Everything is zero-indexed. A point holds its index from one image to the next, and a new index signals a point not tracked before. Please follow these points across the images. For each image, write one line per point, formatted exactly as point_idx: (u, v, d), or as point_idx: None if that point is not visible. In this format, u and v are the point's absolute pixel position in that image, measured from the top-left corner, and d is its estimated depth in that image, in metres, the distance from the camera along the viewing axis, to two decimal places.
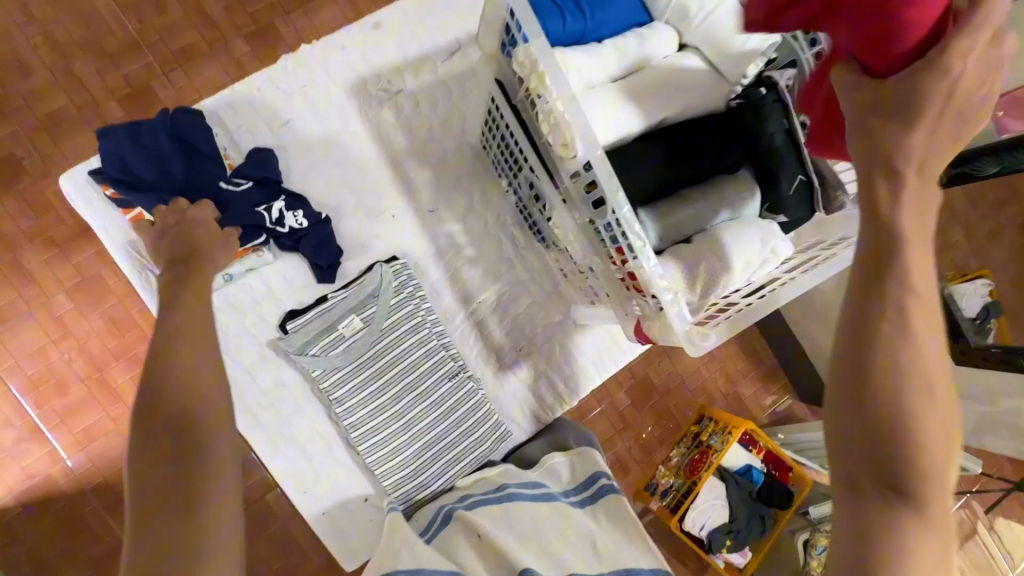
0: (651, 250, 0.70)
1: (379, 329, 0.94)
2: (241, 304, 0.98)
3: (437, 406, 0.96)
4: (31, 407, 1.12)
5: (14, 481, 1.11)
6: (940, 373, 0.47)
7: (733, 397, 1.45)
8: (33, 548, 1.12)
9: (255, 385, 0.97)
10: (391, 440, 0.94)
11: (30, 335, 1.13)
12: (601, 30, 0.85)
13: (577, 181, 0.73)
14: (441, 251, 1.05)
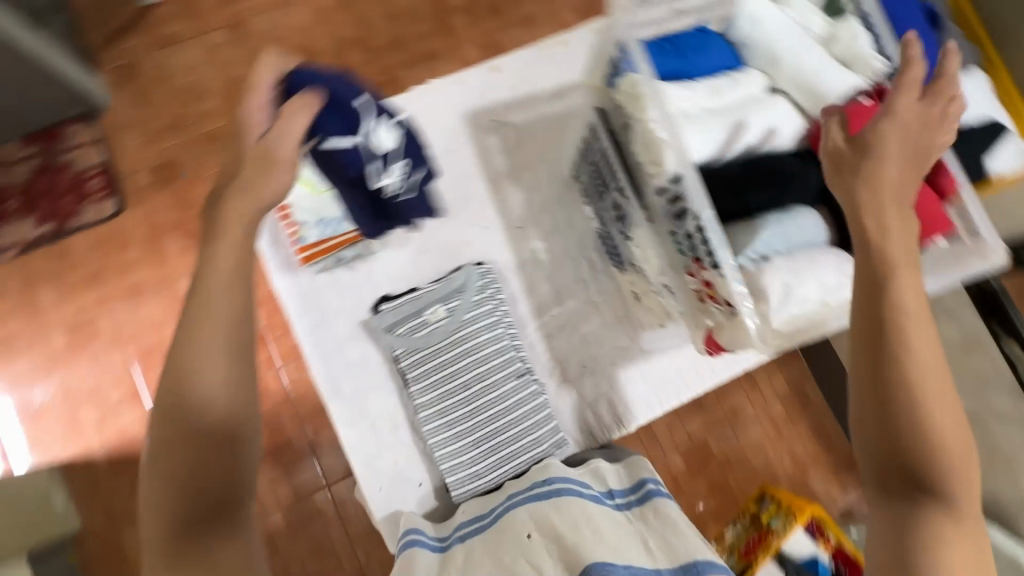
0: (731, 256, 0.76)
1: (461, 320, 1.01)
2: (344, 285, 1.09)
3: (501, 402, 1.00)
4: (140, 371, 1.27)
5: (111, 436, 1.24)
6: (942, 400, 0.62)
7: (800, 481, 1.34)
8: (110, 500, 1.22)
9: (343, 356, 1.05)
10: (456, 426, 1.00)
11: (154, 309, 1.30)
12: (695, 71, 0.91)
13: (662, 196, 0.83)
14: (523, 264, 1.12)
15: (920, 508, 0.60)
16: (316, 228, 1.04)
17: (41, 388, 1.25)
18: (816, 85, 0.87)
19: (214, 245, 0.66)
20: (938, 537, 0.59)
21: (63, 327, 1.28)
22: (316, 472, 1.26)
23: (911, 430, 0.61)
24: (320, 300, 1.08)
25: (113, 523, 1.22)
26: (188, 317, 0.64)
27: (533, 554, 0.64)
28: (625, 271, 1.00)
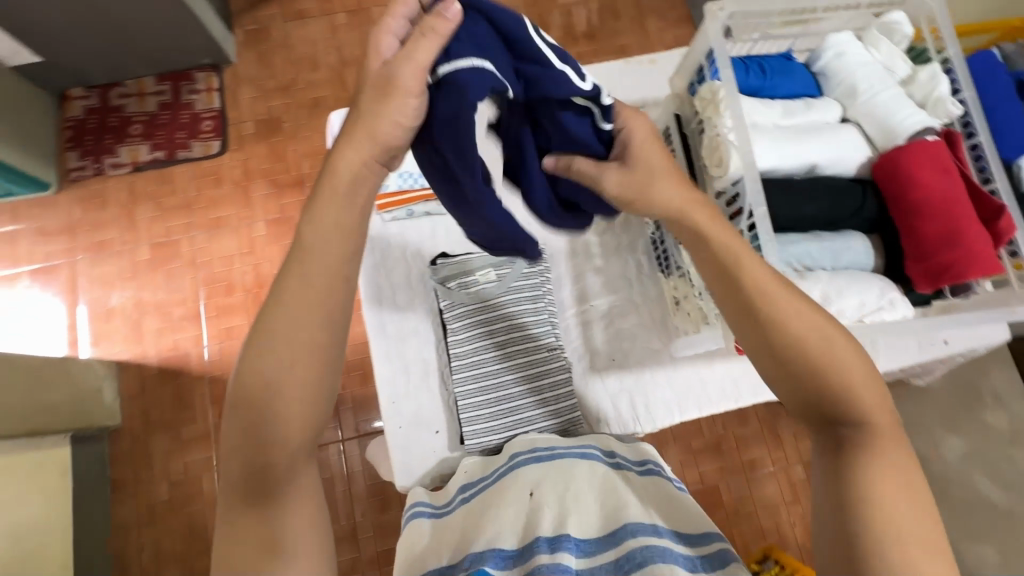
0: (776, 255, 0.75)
1: (508, 287, 0.92)
2: (399, 235, 0.99)
3: (534, 379, 0.89)
4: (203, 295, 1.39)
5: (165, 348, 1.35)
6: (826, 333, 0.57)
7: (809, 553, 1.28)
8: (149, 405, 1.32)
9: (392, 299, 0.95)
10: (483, 392, 0.88)
11: (229, 243, 1.42)
12: (776, 91, 0.89)
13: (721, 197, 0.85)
14: (573, 252, 1.00)
15: (853, 461, 0.54)
16: (396, 176, 0.96)
17: (119, 292, 1.39)
18: (888, 118, 0.85)
19: (311, 210, 0.58)
20: (871, 490, 0.52)
21: (150, 243, 1.42)
22: (335, 425, 1.32)
23: (816, 384, 0.56)
24: (386, 245, 0.98)
25: (145, 426, 1.31)
26: (280, 282, 0.57)
27: (535, 514, 0.65)
28: (670, 274, 0.91)
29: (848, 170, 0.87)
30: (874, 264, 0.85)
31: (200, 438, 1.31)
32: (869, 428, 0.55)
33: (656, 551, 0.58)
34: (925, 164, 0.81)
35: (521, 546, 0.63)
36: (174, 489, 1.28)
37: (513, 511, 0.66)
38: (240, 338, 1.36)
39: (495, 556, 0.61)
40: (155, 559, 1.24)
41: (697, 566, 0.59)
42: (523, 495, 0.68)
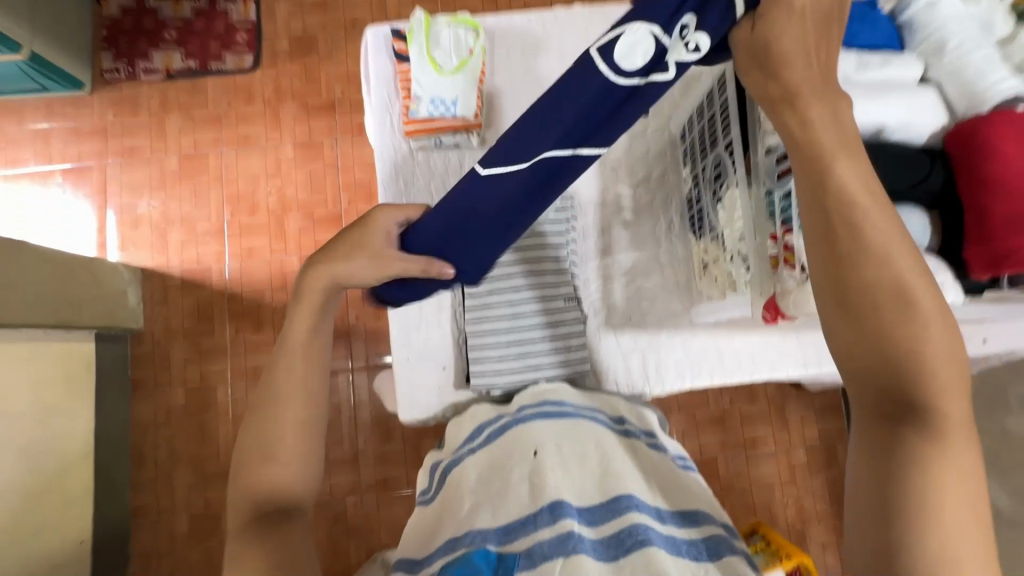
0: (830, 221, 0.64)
1: (531, 230, 0.89)
2: (429, 166, 1.02)
3: (547, 327, 0.88)
4: (227, 213, 1.39)
5: (188, 260, 1.38)
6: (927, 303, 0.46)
7: (798, 533, 1.29)
8: (170, 313, 1.36)
9: None
10: (492, 333, 0.87)
11: (256, 162, 1.41)
12: (852, 40, 0.83)
13: (771, 155, 0.68)
14: (603, 204, 0.97)
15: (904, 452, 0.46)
16: (428, 104, 0.98)
17: (147, 201, 1.40)
18: (978, 78, 0.79)
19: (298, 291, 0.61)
20: (932, 486, 0.44)
21: (179, 154, 1.41)
22: (346, 357, 1.34)
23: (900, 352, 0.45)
24: (409, 173, 1.02)
25: (166, 332, 1.35)
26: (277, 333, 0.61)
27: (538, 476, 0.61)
28: (702, 236, 0.83)
29: (919, 138, 0.80)
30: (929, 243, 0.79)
31: (217, 351, 1.35)
32: (933, 415, 0.46)
33: (650, 533, 0.54)
34: (1011, 135, 0.73)
35: (511, 521, 0.57)
36: (190, 395, 1.33)
37: (513, 469, 0.62)
38: (261, 258, 1.38)
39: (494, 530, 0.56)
40: (169, 457, 1.31)
41: (699, 555, 0.54)
42: (526, 454, 0.63)
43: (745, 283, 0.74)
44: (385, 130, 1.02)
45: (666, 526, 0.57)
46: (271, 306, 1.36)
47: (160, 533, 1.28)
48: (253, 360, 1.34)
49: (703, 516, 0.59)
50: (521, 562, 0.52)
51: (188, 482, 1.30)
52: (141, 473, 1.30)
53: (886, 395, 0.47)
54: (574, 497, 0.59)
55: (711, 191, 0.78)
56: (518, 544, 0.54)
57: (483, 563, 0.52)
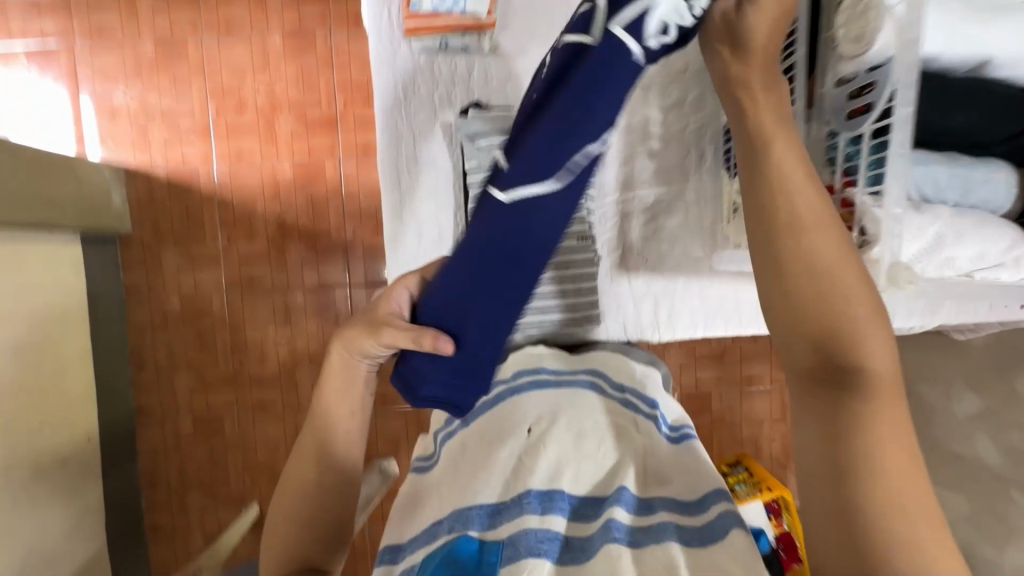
0: (904, 162, 0.58)
1: None
2: (434, 74, 0.92)
3: (553, 265, 0.82)
4: (212, 110, 1.27)
5: (173, 160, 1.28)
6: (838, 255, 0.46)
7: (779, 466, 1.34)
8: (158, 218, 1.29)
9: (413, 150, 0.93)
10: None
11: (240, 52, 1.26)
12: None
13: (844, 87, 0.62)
14: (629, 129, 0.86)
15: (846, 413, 0.44)
16: None
17: (124, 91, 1.27)
18: None
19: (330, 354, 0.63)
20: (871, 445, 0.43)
21: (153, 38, 1.26)
22: (343, 272, 1.30)
23: (816, 311, 0.45)
24: (410, 80, 0.91)
25: (153, 237, 1.29)
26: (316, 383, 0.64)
27: (528, 455, 0.59)
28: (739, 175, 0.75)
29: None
30: (1008, 209, 0.73)
31: (209, 259, 1.30)
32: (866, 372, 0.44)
33: (621, 530, 0.52)
34: None
35: (500, 503, 0.56)
36: (185, 303, 1.31)
37: (502, 447, 0.61)
38: (250, 163, 1.28)
39: (480, 513, 0.56)
40: (169, 361, 1.31)
41: (691, 540, 0.52)
42: (519, 431, 0.62)
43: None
44: (381, 31, 0.89)
45: (663, 513, 0.55)
46: (264, 216, 1.29)
47: (165, 431, 1.32)
48: (247, 271, 1.30)
49: (713, 495, 0.55)
50: (505, 553, 0.52)
51: (189, 386, 1.32)
52: (142, 376, 1.31)
53: (818, 360, 0.46)
54: (559, 481, 0.57)
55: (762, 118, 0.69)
56: (502, 532, 0.54)
57: (465, 555, 0.52)
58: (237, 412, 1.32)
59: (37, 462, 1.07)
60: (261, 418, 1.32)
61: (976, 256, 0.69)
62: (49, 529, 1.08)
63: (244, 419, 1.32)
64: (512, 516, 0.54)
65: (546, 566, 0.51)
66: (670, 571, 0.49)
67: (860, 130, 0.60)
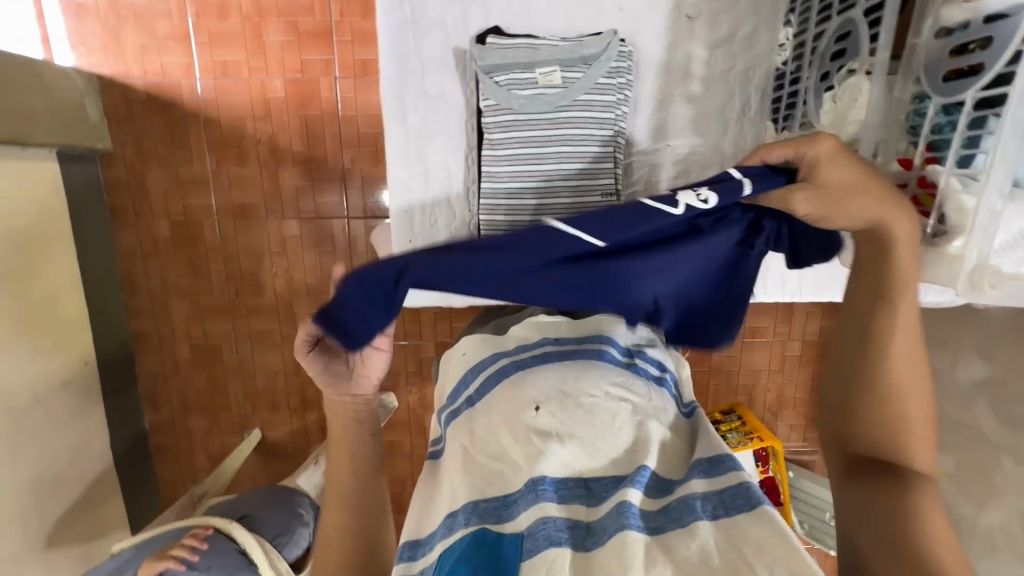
0: (1008, 139, 0.53)
1: (573, 97, 0.81)
2: None
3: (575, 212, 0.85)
4: (191, 12, 1.13)
5: (152, 71, 1.16)
6: (906, 343, 0.56)
7: (771, 415, 1.37)
8: (140, 135, 1.19)
9: (420, 81, 0.85)
10: (517, 214, 0.85)
11: None
12: None
13: (940, 41, 0.57)
14: (668, 68, 0.88)
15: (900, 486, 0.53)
16: None
17: None
18: None
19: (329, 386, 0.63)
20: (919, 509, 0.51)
21: None
22: (341, 199, 1.23)
23: (878, 388, 0.56)
24: None
25: (137, 156, 1.21)
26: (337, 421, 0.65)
27: (538, 428, 0.59)
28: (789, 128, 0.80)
29: None
30: None
31: (199, 183, 1.22)
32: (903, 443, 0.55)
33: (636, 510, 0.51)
34: None
35: (509, 493, 0.55)
36: (175, 229, 1.25)
37: (512, 430, 0.59)
38: (238, 76, 1.17)
39: (494, 505, 0.55)
40: (163, 289, 1.28)
41: (717, 512, 0.51)
42: (527, 411, 0.60)
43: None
44: None
45: (680, 488, 0.54)
46: (254, 137, 1.20)
47: (163, 357, 1.31)
48: (238, 198, 1.23)
49: (726, 461, 0.56)
50: (525, 547, 0.50)
51: (185, 314, 1.29)
52: (137, 301, 1.28)
53: (876, 436, 0.56)
54: (570, 467, 0.57)
55: (822, 72, 0.72)
56: (520, 523, 0.51)
57: (479, 554, 0.51)
58: (236, 342, 1.31)
59: (34, 388, 1.06)
60: (262, 348, 1.31)
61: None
62: (53, 451, 1.10)
63: (243, 349, 1.31)
64: (528, 506, 0.52)
65: (568, 555, 0.48)
66: (703, 557, 0.47)
67: (961, 97, 0.55)
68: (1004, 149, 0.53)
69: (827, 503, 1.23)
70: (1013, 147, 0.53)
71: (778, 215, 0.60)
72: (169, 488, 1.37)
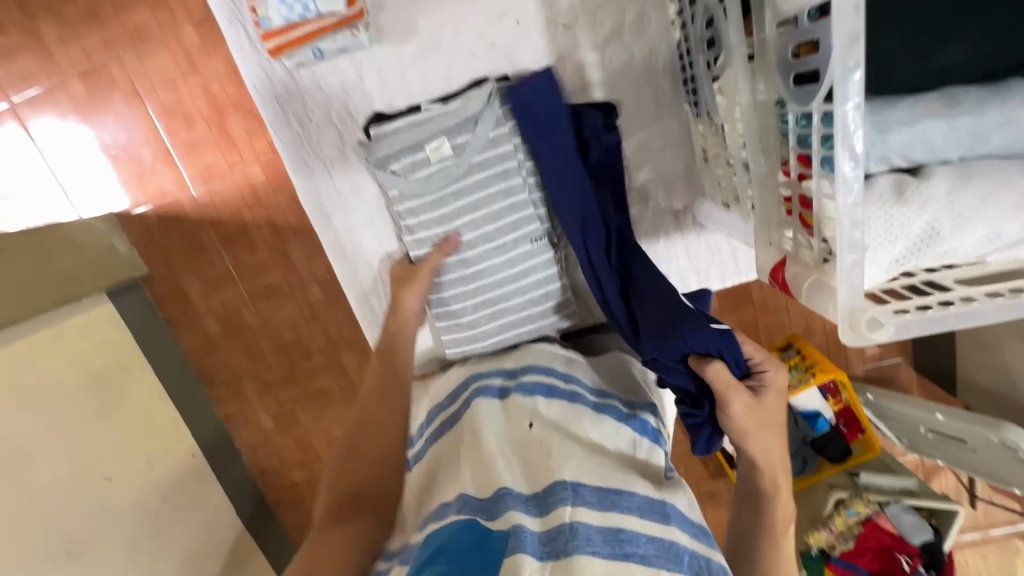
0: (857, 176, 0.54)
1: (468, 163, 0.90)
2: (329, 89, 0.96)
3: (510, 265, 0.94)
4: (164, 132, 1.22)
5: (153, 195, 1.27)
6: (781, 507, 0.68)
7: (836, 339, 1.28)
8: (164, 253, 1.31)
9: (331, 183, 1.02)
10: (458, 286, 0.95)
11: (164, 61, 1.16)
12: None
13: (784, 38, 0.59)
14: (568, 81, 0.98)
15: None
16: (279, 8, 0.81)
17: (74, 138, 1.23)
18: None
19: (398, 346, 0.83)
20: None
21: (76, 71, 1.18)
22: None
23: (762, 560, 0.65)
24: (298, 108, 0.97)
25: (170, 271, 1.33)
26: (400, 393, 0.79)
27: (532, 449, 0.63)
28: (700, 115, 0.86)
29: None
30: (991, 179, 0.65)
31: (226, 279, 1.33)
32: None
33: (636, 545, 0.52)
34: None
35: (490, 496, 0.57)
36: (222, 322, 1.38)
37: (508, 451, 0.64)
38: (222, 176, 1.24)
39: (487, 504, 0.56)
40: (230, 375, 1.42)
41: (702, 571, 0.53)
42: (523, 430, 0.66)
43: (749, 195, 0.75)
44: (255, 60, 0.94)
45: (675, 530, 0.55)
46: (255, 223, 1.28)
47: (254, 430, 1.47)
48: (262, 281, 1.33)
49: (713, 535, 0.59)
50: (509, 544, 0.50)
51: (256, 391, 1.43)
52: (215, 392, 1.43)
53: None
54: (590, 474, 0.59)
55: (705, 59, 0.78)
56: (545, 521, 0.53)
57: (473, 536, 0.51)
58: (306, 402, 1.44)
59: (160, 488, 1.26)
60: (326, 405, 1.44)
61: (944, 251, 0.66)
62: (193, 533, 1.31)
63: (314, 408, 1.45)
64: (547, 507, 0.55)
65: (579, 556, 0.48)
66: None
67: (811, 108, 0.56)
68: (846, 175, 0.54)
69: (913, 419, 1.15)
70: (860, 179, 0.55)
71: (714, 417, 0.73)
72: (297, 534, 1.58)
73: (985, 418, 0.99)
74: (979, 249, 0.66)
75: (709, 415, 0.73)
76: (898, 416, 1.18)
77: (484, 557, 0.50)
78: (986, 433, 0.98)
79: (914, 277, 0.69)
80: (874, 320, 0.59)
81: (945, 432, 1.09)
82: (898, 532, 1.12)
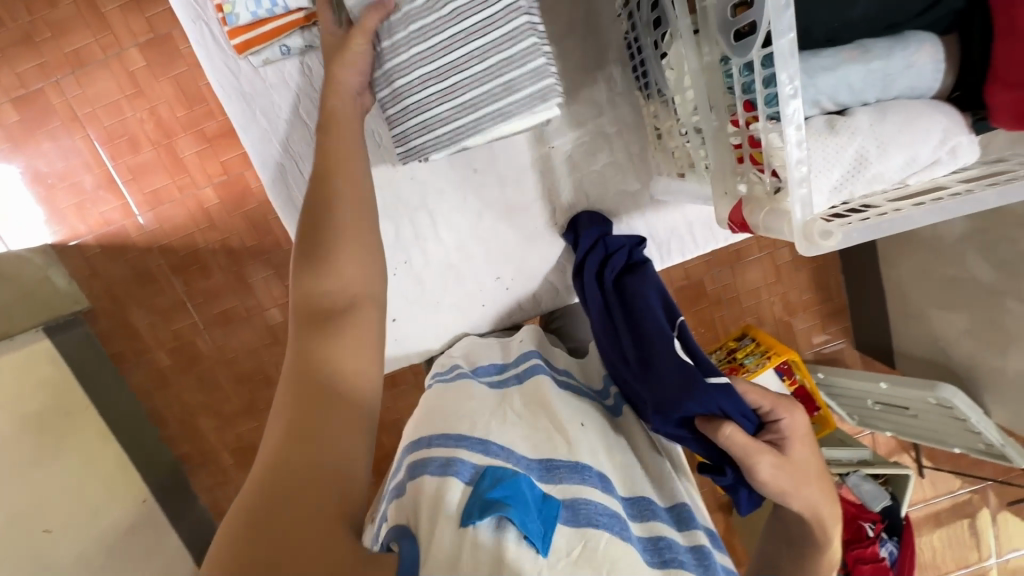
0: (797, 103, 0.61)
1: None
2: (291, 80, 0.93)
3: (479, 27, 0.67)
4: (108, 158, 1.17)
5: (94, 224, 1.20)
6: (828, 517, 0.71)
7: (785, 325, 1.38)
8: (107, 283, 1.24)
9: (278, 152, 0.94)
10: (412, 47, 0.69)
11: (107, 84, 1.14)
12: None
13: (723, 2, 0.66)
14: None
15: None
16: (247, 4, 0.81)
17: (5, 168, 1.16)
18: None
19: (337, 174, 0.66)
20: None
21: (8, 98, 1.13)
22: None
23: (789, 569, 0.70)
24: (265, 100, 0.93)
25: (114, 303, 1.25)
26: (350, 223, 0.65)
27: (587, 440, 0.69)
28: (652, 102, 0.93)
29: None
30: (900, 111, 0.73)
31: (178, 307, 1.27)
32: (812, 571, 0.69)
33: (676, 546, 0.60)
34: None
35: (551, 459, 0.63)
36: (174, 354, 1.29)
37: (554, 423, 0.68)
38: (172, 200, 1.21)
39: (534, 467, 0.62)
40: (185, 411, 1.33)
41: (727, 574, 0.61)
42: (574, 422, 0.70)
43: (702, 156, 0.80)
44: (215, 51, 0.89)
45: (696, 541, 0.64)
46: (208, 248, 1.24)
47: (213, 471, 1.36)
48: (218, 306, 1.28)
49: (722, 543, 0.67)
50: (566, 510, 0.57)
51: (214, 426, 1.34)
52: (167, 431, 1.32)
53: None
54: (630, 486, 0.67)
55: (652, 41, 0.84)
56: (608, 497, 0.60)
57: (530, 492, 0.56)
58: None
59: None
60: None
61: (872, 175, 0.72)
62: None
63: None
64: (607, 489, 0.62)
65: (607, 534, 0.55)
66: None
67: (751, 56, 0.62)
68: (789, 111, 0.60)
69: (863, 392, 1.23)
70: (801, 107, 0.61)
71: (744, 479, 0.71)
72: None
73: (920, 382, 1.07)
74: (897, 177, 0.73)
75: (737, 478, 0.72)
76: (847, 389, 1.28)
77: (546, 513, 0.56)
78: (924, 394, 1.06)
79: (850, 204, 0.74)
80: (826, 230, 0.64)
81: (891, 402, 1.18)
82: (860, 500, 1.20)
